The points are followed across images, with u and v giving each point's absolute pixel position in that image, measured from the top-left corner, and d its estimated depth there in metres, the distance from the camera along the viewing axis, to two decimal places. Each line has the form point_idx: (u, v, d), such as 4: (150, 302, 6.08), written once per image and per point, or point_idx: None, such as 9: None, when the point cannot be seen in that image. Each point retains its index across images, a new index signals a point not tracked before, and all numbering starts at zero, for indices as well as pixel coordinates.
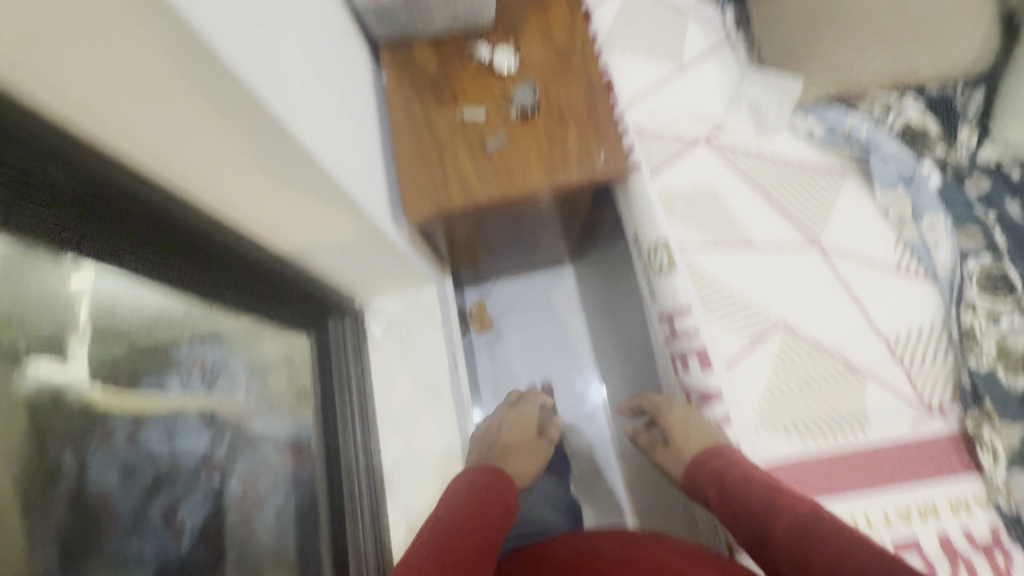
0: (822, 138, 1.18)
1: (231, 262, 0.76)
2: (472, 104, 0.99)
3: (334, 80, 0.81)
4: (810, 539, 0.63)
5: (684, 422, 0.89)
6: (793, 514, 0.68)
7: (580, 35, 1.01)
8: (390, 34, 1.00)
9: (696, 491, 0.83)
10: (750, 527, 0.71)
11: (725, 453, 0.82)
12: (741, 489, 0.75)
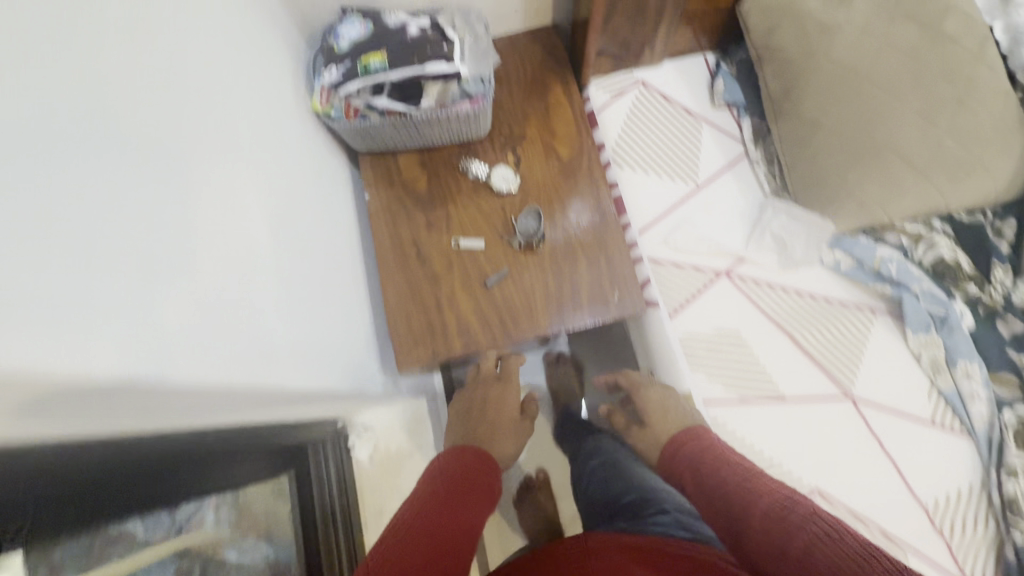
0: (847, 272, 0.86)
1: (170, 471, 0.50)
2: (468, 229, 0.88)
3: (306, 224, 0.69)
4: (784, 526, 0.55)
5: (659, 399, 0.79)
6: (772, 503, 0.58)
7: (586, 148, 0.91)
8: (371, 147, 0.89)
9: (669, 475, 0.72)
10: (722, 514, 0.61)
11: (699, 436, 0.72)
12: (718, 475, 0.65)
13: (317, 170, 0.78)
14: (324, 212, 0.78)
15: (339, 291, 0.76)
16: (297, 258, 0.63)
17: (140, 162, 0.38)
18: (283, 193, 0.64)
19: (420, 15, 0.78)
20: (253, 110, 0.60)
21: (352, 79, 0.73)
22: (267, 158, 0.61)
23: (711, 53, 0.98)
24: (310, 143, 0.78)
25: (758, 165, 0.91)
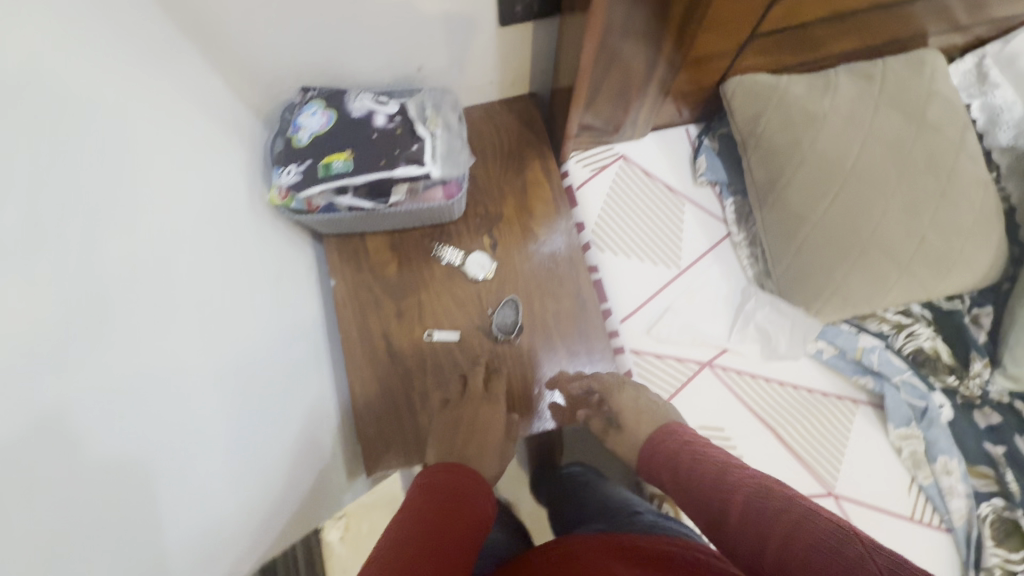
0: (829, 361, 0.84)
1: None
2: (442, 319, 0.83)
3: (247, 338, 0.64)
4: (759, 506, 0.48)
5: (633, 402, 0.72)
6: (755, 490, 0.50)
7: (565, 230, 0.87)
8: (335, 231, 0.82)
9: (651, 476, 0.64)
10: (698, 511, 0.54)
11: (680, 434, 0.64)
12: (698, 466, 0.58)
13: (270, 269, 0.73)
14: (276, 314, 0.72)
15: (285, 399, 0.70)
16: (226, 391, 0.58)
17: None
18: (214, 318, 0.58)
19: (389, 101, 0.73)
20: (179, 236, 0.55)
21: (312, 182, 0.67)
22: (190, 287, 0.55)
23: (693, 124, 0.95)
24: (259, 239, 0.72)
25: (740, 248, 0.88)
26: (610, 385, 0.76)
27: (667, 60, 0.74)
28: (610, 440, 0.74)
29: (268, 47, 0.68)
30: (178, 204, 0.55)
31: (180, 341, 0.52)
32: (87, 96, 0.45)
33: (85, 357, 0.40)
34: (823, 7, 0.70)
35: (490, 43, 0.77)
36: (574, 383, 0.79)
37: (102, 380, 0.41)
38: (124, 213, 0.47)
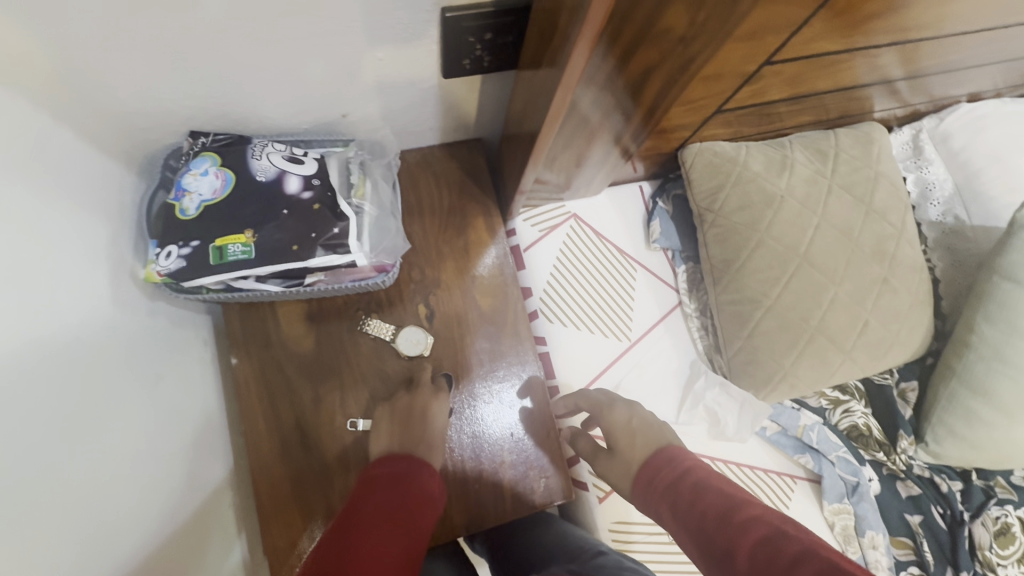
0: (772, 440, 0.84)
1: None
2: (368, 406, 0.72)
3: (103, 471, 0.49)
4: (776, 549, 0.42)
5: (626, 422, 0.66)
6: (766, 530, 0.44)
7: (512, 298, 0.78)
8: (236, 303, 0.68)
9: (648, 505, 0.58)
10: (705, 554, 0.48)
11: (677, 458, 0.58)
12: (701, 496, 0.52)
13: (134, 370, 0.57)
14: (147, 424, 0.57)
15: (164, 520, 0.57)
16: (69, 557, 0.44)
17: None
18: (47, 462, 0.43)
19: (305, 158, 0.60)
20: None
21: (202, 271, 0.54)
22: (4, 435, 0.40)
23: (648, 181, 0.91)
24: (119, 329, 0.56)
25: (691, 319, 0.85)
26: (599, 406, 0.70)
27: (633, 130, 0.69)
28: (600, 463, 0.68)
29: (141, 89, 0.53)
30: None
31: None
32: None
33: None
34: (788, 89, 0.67)
35: (430, 92, 0.66)
36: (559, 404, 0.78)
37: None
38: None
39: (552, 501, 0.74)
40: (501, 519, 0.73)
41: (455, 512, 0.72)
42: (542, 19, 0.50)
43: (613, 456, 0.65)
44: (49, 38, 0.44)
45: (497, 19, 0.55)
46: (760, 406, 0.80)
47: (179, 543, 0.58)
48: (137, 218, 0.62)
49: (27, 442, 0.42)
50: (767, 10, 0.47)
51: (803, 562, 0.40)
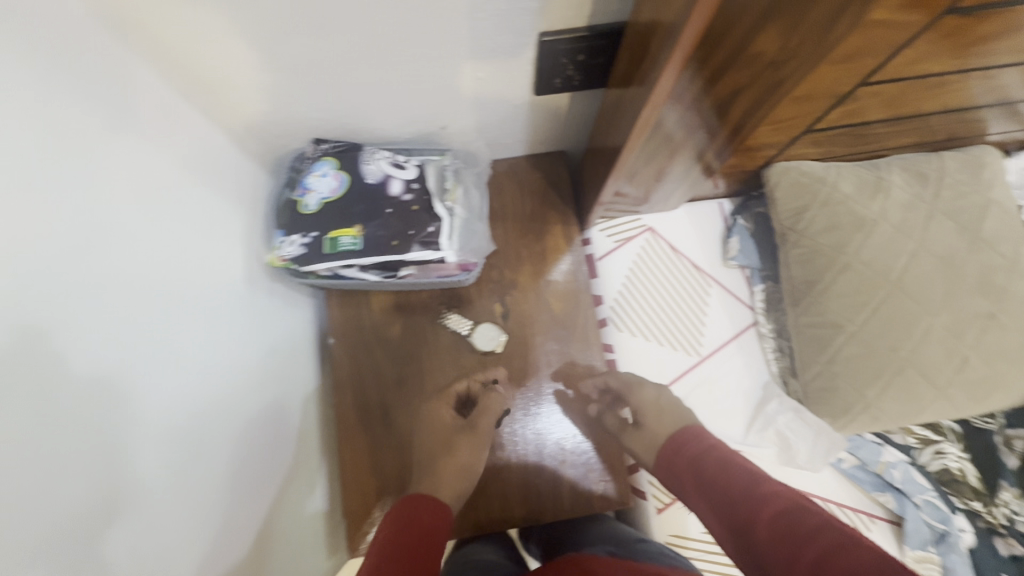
0: (848, 474, 0.80)
1: None
2: (443, 394, 0.78)
3: (218, 420, 0.58)
4: (795, 526, 0.40)
5: (655, 398, 0.64)
6: (787, 505, 0.43)
7: (584, 305, 0.82)
8: (338, 289, 0.77)
9: (670, 482, 0.57)
10: (724, 526, 0.47)
11: (700, 433, 0.56)
12: (724, 469, 0.50)
13: (251, 341, 0.67)
14: (256, 388, 0.67)
15: (263, 469, 0.66)
16: (188, 485, 0.52)
17: None
18: (186, 403, 0.53)
19: (407, 165, 0.67)
20: (156, 323, 0.50)
21: (316, 258, 0.62)
22: (156, 378, 0.49)
23: (727, 199, 0.90)
24: (246, 305, 0.66)
25: (766, 339, 0.84)
26: (628, 383, 0.68)
27: (717, 147, 0.71)
28: (627, 436, 0.67)
29: (282, 102, 0.62)
30: (157, 287, 0.51)
31: (144, 443, 0.47)
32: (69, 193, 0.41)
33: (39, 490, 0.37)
34: (887, 110, 0.65)
35: (521, 107, 0.71)
36: (587, 381, 0.76)
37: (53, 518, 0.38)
38: (99, 316, 0.44)
39: (610, 503, 0.76)
40: (558, 515, 0.76)
41: (515, 501, 0.77)
42: (634, 42, 0.54)
43: (639, 430, 0.64)
44: (220, 60, 0.54)
45: (590, 42, 0.59)
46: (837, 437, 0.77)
47: (272, 492, 0.67)
48: (266, 211, 0.73)
49: (173, 385, 0.52)
50: (865, 34, 0.47)
51: (829, 541, 0.38)
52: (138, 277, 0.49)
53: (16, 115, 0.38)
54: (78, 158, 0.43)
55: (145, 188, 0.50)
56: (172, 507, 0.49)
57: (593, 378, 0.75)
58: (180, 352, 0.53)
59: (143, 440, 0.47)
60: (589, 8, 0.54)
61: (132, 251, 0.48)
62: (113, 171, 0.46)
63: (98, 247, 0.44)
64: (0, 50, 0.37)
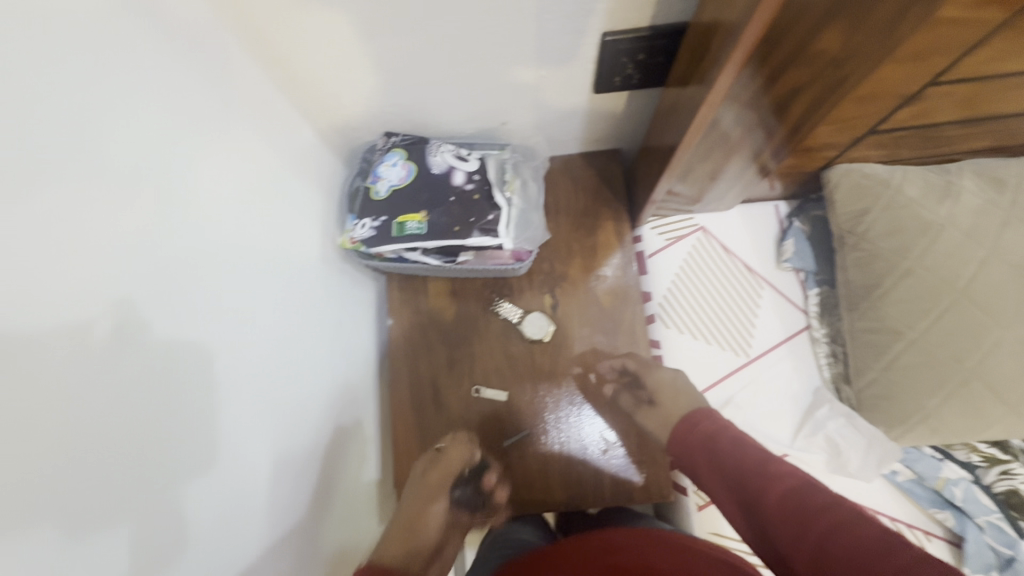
0: (903, 488, 0.78)
1: None
2: (492, 378, 0.82)
3: (292, 382, 0.65)
4: (805, 501, 0.49)
5: (671, 379, 0.72)
6: (796, 482, 0.51)
7: (632, 301, 0.84)
8: (399, 273, 0.83)
9: (680, 455, 0.62)
10: (736, 497, 0.54)
11: (710, 413, 0.62)
12: (736, 446, 0.57)
13: (323, 315, 0.73)
14: (324, 359, 0.73)
15: (325, 433, 0.72)
16: (266, 436, 0.58)
17: (53, 475, 0.34)
18: (268, 362, 0.60)
19: (470, 158, 0.72)
20: (251, 288, 0.57)
21: (385, 240, 0.67)
22: (248, 337, 0.56)
23: (784, 202, 0.89)
24: (319, 282, 0.73)
25: (819, 344, 0.83)
26: (645, 364, 0.77)
27: (773, 147, 0.72)
28: (642, 415, 0.75)
29: (360, 96, 0.68)
30: (254, 257, 0.58)
31: (237, 393, 0.54)
32: (189, 168, 0.48)
33: (159, 421, 0.43)
34: (960, 111, 0.63)
35: (580, 105, 0.74)
36: (602, 361, 0.81)
37: (167, 447, 0.44)
38: (209, 277, 0.50)
39: (651, 494, 0.80)
40: (599, 502, 0.80)
41: (557, 484, 0.80)
42: (696, 41, 0.56)
43: (655, 408, 0.73)
44: (310, 56, 0.60)
45: (651, 42, 0.61)
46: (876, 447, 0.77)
47: (331, 455, 0.73)
48: (338, 196, 0.79)
49: (259, 345, 0.58)
50: (934, 32, 0.47)
51: (837, 515, 0.46)
52: (241, 248, 0.56)
53: (150, 102, 0.44)
54: (200, 142, 0.50)
55: (247, 170, 0.58)
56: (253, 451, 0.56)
57: (608, 358, 0.82)
58: (263, 320, 0.59)
59: (236, 389, 0.54)
60: (652, 8, 0.56)
61: (236, 225, 0.55)
62: (220, 155, 0.53)
63: (211, 219, 0.51)
64: (145, 45, 0.44)
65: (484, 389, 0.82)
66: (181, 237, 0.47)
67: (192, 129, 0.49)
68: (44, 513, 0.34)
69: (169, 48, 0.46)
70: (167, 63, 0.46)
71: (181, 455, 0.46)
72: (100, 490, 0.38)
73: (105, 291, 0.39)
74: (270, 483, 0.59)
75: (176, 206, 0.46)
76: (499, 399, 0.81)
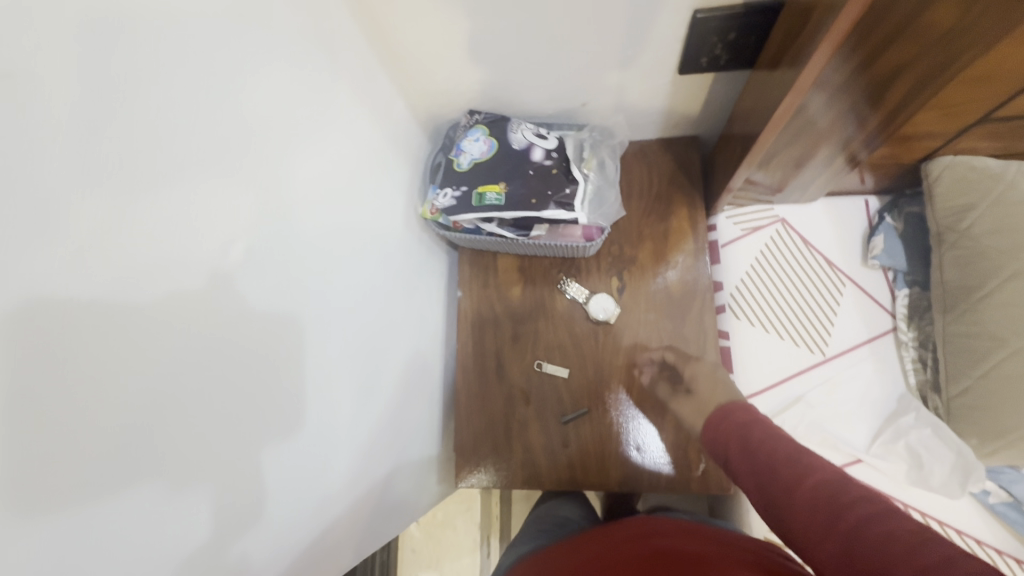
0: (996, 511, 0.71)
1: None
2: (554, 354, 0.84)
3: (372, 336, 0.69)
4: (835, 494, 0.47)
5: (710, 371, 0.74)
6: (827, 476, 0.50)
7: (701, 290, 0.82)
8: (472, 246, 0.86)
9: (713, 445, 0.63)
10: (764, 492, 0.54)
11: (745, 406, 0.62)
12: (768, 441, 0.56)
13: (402, 280, 0.78)
14: (399, 320, 0.77)
15: (396, 389, 0.76)
16: (346, 380, 0.63)
17: (189, 375, 0.40)
18: (354, 313, 0.65)
19: (549, 136, 0.74)
20: (343, 243, 0.62)
21: (464, 209, 0.70)
22: (337, 286, 0.61)
23: (875, 197, 0.85)
24: (400, 247, 0.77)
25: (905, 348, 0.78)
26: (685, 357, 0.79)
27: (865, 137, 0.68)
28: (675, 403, 0.76)
29: (450, 71, 0.72)
30: (347, 214, 0.63)
31: (327, 335, 0.59)
32: (303, 124, 0.53)
33: (264, 347, 0.49)
34: None
35: (663, 87, 0.74)
36: (643, 352, 0.82)
37: (269, 369, 0.49)
38: (311, 224, 0.55)
39: (709, 487, 0.79)
40: (653, 488, 0.80)
41: (613, 465, 0.81)
42: (792, 20, 0.54)
43: (690, 397, 0.74)
44: (411, 28, 0.64)
45: (743, 20, 0.60)
46: (950, 461, 0.72)
47: (400, 411, 0.77)
48: (420, 169, 0.83)
49: (347, 296, 0.63)
50: None
51: (865, 509, 0.45)
52: (338, 204, 0.61)
53: (282, 59, 0.49)
54: (314, 102, 0.55)
55: (349, 135, 0.63)
56: (335, 391, 0.61)
57: (650, 350, 0.82)
58: (351, 274, 0.64)
59: (327, 333, 0.59)
60: None
61: (337, 184, 0.61)
62: (328, 117, 0.58)
63: (318, 175, 0.56)
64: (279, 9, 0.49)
65: (545, 365, 0.84)
66: (295, 184, 0.52)
67: (310, 91, 0.54)
68: (179, 411, 0.39)
69: (302, 16, 0.51)
70: (301, 29, 0.51)
71: (273, 386, 0.50)
72: (211, 402, 0.42)
73: (237, 227, 0.44)
74: (345, 426, 0.63)
75: (292, 157, 0.51)
76: (559, 375, 0.83)
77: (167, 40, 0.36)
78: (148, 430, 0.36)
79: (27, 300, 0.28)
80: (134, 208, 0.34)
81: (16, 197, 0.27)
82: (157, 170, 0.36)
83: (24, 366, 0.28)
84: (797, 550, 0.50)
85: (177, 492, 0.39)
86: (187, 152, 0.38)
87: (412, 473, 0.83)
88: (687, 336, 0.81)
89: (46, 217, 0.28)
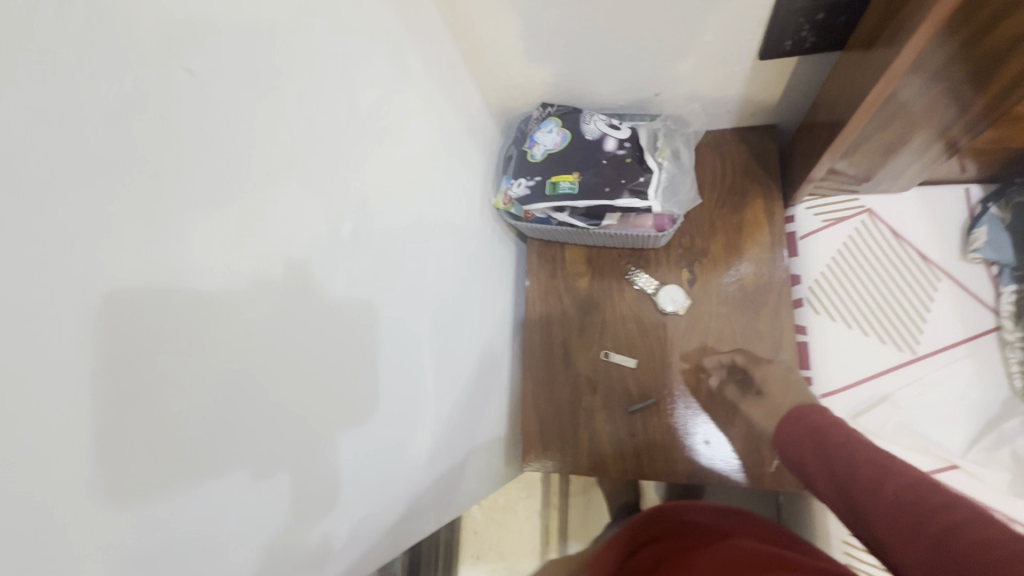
0: None
1: None
2: (622, 344, 0.84)
3: (450, 319, 0.73)
4: (920, 498, 0.44)
5: (782, 373, 0.71)
6: (911, 480, 0.46)
7: (775, 283, 0.80)
8: (542, 237, 0.88)
9: (789, 448, 0.61)
10: (846, 497, 0.51)
11: (825, 409, 0.60)
12: (846, 444, 0.54)
13: (476, 267, 0.81)
14: (472, 305, 0.80)
15: (467, 373, 0.79)
16: (429, 359, 0.67)
17: (317, 338, 0.44)
18: (438, 294, 0.69)
19: (622, 126, 0.74)
20: (430, 229, 0.66)
21: (539, 198, 0.73)
22: (425, 269, 0.65)
23: (977, 185, 0.80)
24: (475, 234, 0.80)
25: (1011, 349, 0.73)
26: (756, 359, 0.76)
27: (969, 119, 0.64)
28: (745, 406, 0.74)
29: (528, 65, 0.74)
30: (433, 201, 0.66)
31: (416, 314, 0.63)
32: (401, 116, 0.57)
33: (370, 319, 0.52)
34: None
35: (741, 73, 0.72)
36: (709, 357, 0.80)
37: (374, 341, 0.54)
38: (407, 209, 0.59)
39: (783, 485, 0.76)
40: (722, 482, 0.79)
41: (681, 456, 0.80)
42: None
43: (760, 399, 0.72)
44: (496, 22, 0.67)
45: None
46: None
47: (471, 393, 0.80)
48: (493, 161, 0.86)
49: (432, 279, 0.67)
50: None
51: (951, 512, 0.41)
52: (428, 190, 0.65)
53: (387, 55, 0.53)
54: (410, 96, 0.59)
55: (437, 126, 0.66)
56: (418, 369, 0.64)
57: (716, 354, 0.79)
58: (435, 259, 0.67)
59: (416, 311, 0.62)
60: None
61: (428, 172, 0.65)
62: (421, 108, 0.61)
63: (414, 164, 0.60)
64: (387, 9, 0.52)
65: (612, 354, 0.84)
66: (395, 171, 0.56)
67: (407, 85, 0.57)
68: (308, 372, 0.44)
69: (405, 15, 0.55)
70: (404, 27, 0.55)
71: (375, 360, 0.54)
72: (324, 374, 0.46)
73: (356, 207, 0.48)
74: (428, 403, 0.67)
75: (391, 146, 0.55)
76: (627, 365, 0.83)
77: (309, 37, 0.40)
78: (287, 385, 0.41)
79: (212, 270, 0.33)
80: (281, 188, 0.38)
81: (201, 177, 0.31)
82: (301, 151, 0.40)
83: (217, 319, 0.34)
84: (885, 559, 0.47)
85: (303, 442, 0.44)
86: (315, 136, 0.42)
87: (481, 456, 0.85)
88: (761, 330, 0.79)
89: (220, 190, 0.33)
